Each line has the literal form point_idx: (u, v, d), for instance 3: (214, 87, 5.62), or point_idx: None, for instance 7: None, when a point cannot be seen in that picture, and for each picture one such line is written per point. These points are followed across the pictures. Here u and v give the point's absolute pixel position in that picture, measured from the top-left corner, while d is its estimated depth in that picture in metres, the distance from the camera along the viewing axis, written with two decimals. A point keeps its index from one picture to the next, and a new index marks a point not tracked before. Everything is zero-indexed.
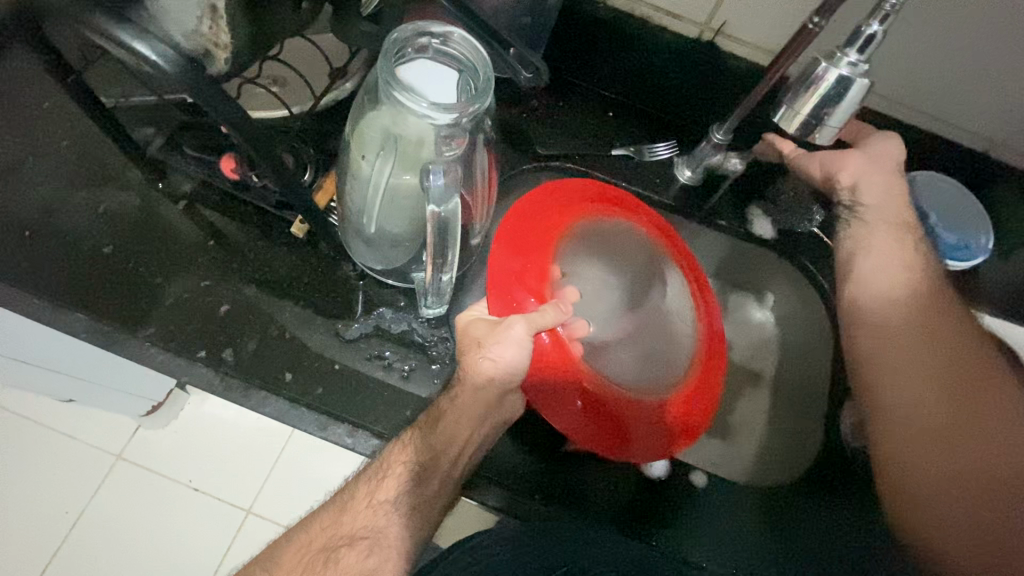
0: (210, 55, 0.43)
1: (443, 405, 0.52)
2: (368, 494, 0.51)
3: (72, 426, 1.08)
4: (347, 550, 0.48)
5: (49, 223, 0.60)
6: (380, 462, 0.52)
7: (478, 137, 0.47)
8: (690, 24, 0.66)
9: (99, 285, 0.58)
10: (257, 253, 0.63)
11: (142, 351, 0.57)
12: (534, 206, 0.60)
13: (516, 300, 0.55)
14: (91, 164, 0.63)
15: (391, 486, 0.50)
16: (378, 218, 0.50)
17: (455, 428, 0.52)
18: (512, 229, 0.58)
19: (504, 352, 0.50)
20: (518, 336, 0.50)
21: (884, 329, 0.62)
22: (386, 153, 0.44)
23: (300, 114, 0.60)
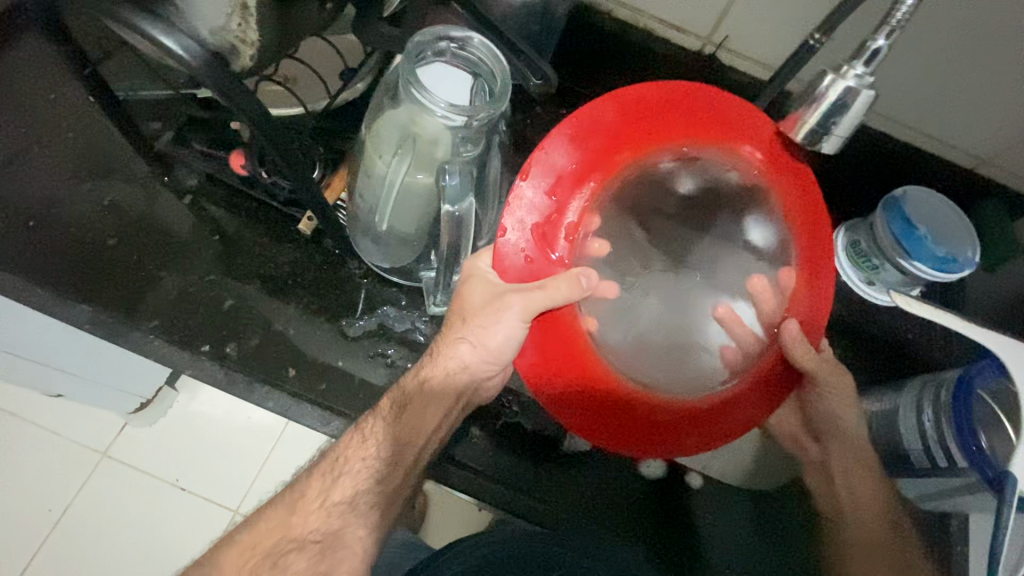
0: (236, 52, 0.44)
1: (409, 386, 0.52)
2: (322, 494, 0.51)
3: (58, 423, 1.07)
4: (297, 556, 0.49)
5: (52, 215, 0.60)
6: (336, 456, 0.51)
7: (493, 140, 0.48)
8: (693, 38, 0.68)
9: (102, 277, 0.58)
10: (263, 250, 0.63)
11: (145, 343, 0.57)
12: (592, 127, 0.53)
13: (523, 254, 0.53)
14: (96, 157, 0.63)
15: (347, 486, 0.50)
16: (389, 217, 0.51)
17: (420, 417, 0.52)
18: (555, 157, 0.53)
19: (489, 336, 0.50)
20: (513, 317, 0.49)
21: (838, 430, 0.60)
22: (402, 153, 0.45)
23: (314, 111, 0.60)
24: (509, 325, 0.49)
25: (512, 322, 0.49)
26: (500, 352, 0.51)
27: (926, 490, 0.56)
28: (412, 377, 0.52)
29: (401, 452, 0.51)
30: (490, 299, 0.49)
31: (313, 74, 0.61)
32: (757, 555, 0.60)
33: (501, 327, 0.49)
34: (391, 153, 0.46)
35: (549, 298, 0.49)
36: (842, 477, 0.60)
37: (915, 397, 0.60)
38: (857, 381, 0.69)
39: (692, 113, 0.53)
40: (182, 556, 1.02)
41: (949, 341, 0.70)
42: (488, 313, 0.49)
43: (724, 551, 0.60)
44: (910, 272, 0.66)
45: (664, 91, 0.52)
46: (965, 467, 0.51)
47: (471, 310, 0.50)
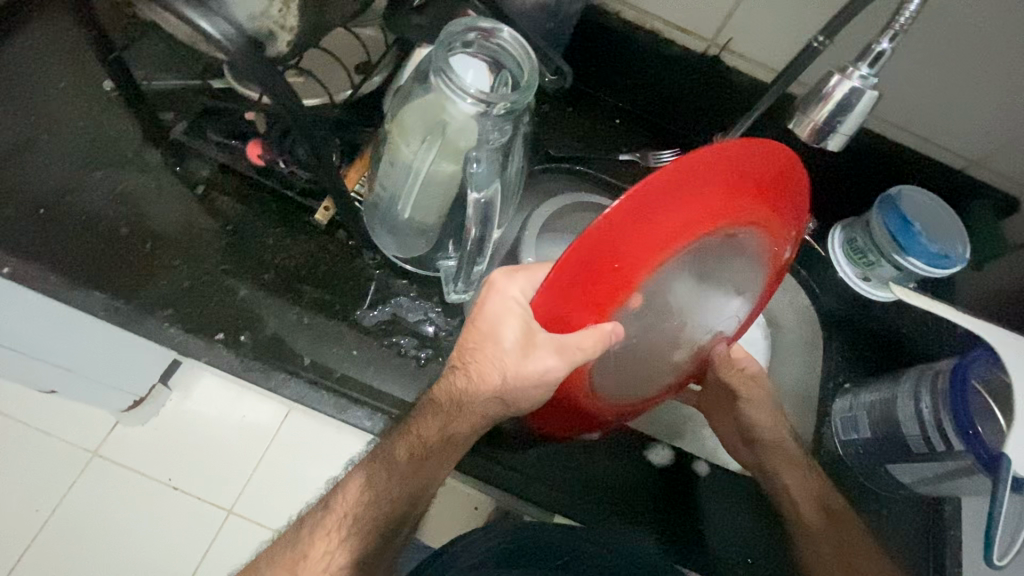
0: (271, 37, 0.43)
1: (431, 437, 0.49)
2: (335, 546, 0.48)
3: (46, 422, 1.05)
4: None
5: (64, 202, 0.60)
6: (342, 510, 0.50)
7: (517, 132, 0.49)
8: (698, 40, 0.70)
9: (116, 265, 0.58)
10: (275, 241, 0.64)
11: (160, 331, 0.57)
12: (678, 179, 0.38)
13: (564, 296, 0.41)
14: (109, 146, 0.63)
15: (362, 538, 0.49)
16: (411, 206, 0.52)
17: (437, 470, 0.50)
18: (632, 208, 0.37)
19: (520, 384, 0.46)
20: (549, 369, 0.43)
21: (776, 437, 0.64)
22: (430, 143, 0.46)
23: (340, 102, 0.61)
24: (543, 384, 0.45)
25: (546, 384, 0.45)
26: (517, 401, 0.48)
27: (923, 473, 0.59)
28: (437, 428, 0.49)
29: (413, 505, 0.51)
30: (524, 340, 0.44)
31: (336, 62, 0.63)
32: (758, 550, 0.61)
33: (531, 384, 0.45)
34: (418, 141, 0.47)
35: (584, 352, 0.42)
36: (786, 474, 0.62)
37: (913, 384, 0.60)
38: (857, 373, 0.71)
39: (759, 178, 0.42)
40: (178, 556, 1.02)
41: (940, 336, 0.73)
42: (522, 360, 0.44)
43: (730, 545, 0.60)
44: (903, 268, 0.69)
45: (750, 154, 0.40)
46: (966, 451, 0.54)
47: (503, 352, 0.45)
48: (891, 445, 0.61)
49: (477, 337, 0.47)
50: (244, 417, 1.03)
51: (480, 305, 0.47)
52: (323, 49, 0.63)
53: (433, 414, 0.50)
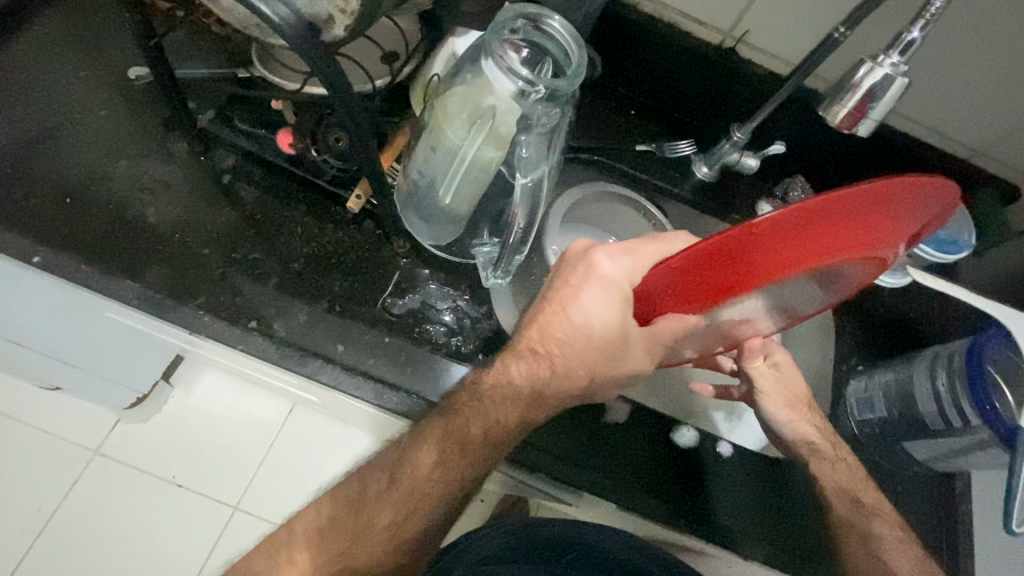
0: (330, 22, 0.42)
1: (509, 423, 0.50)
2: (391, 523, 0.51)
3: (48, 421, 1.04)
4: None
5: (89, 193, 0.59)
6: (411, 487, 0.51)
7: (563, 118, 0.50)
8: (714, 32, 0.71)
9: (146, 255, 0.58)
10: (304, 230, 0.64)
11: (195, 320, 0.57)
12: (840, 208, 0.35)
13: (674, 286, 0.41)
14: (131, 135, 0.63)
15: (418, 517, 0.51)
16: (452, 192, 0.53)
17: (503, 453, 0.52)
18: (783, 226, 0.35)
19: (607, 371, 0.48)
20: (636, 348, 0.46)
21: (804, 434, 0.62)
22: (474, 128, 0.47)
23: (381, 88, 0.60)
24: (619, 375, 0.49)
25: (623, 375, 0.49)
26: (599, 386, 0.50)
27: (939, 449, 0.61)
28: (514, 417, 0.50)
29: (472, 485, 0.52)
30: (615, 332, 0.45)
31: (369, 48, 0.62)
32: (794, 530, 0.62)
33: (618, 367, 0.47)
34: (464, 125, 0.47)
35: (665, 339, 0.44)
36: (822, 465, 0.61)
37: (928, 364, 0.63)
38: (870, 356, 0.73)
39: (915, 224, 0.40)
40: (185, 554, 1.00)
41: (947, 320, 0.75)
42: (612, 350, 0.46)
43: (761, 524, 0.62)
44: (914, 254, 0.72)
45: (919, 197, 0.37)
46: (984, 426, 0.56)
47: (595, 343, 0.46)
48: (908, 423, 0.63)
49: (563, 329, 0.47)
50: (246, 413, 1.07)
51: (568, 289, 0.47)
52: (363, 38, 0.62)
53: (513, 404, 0.50)
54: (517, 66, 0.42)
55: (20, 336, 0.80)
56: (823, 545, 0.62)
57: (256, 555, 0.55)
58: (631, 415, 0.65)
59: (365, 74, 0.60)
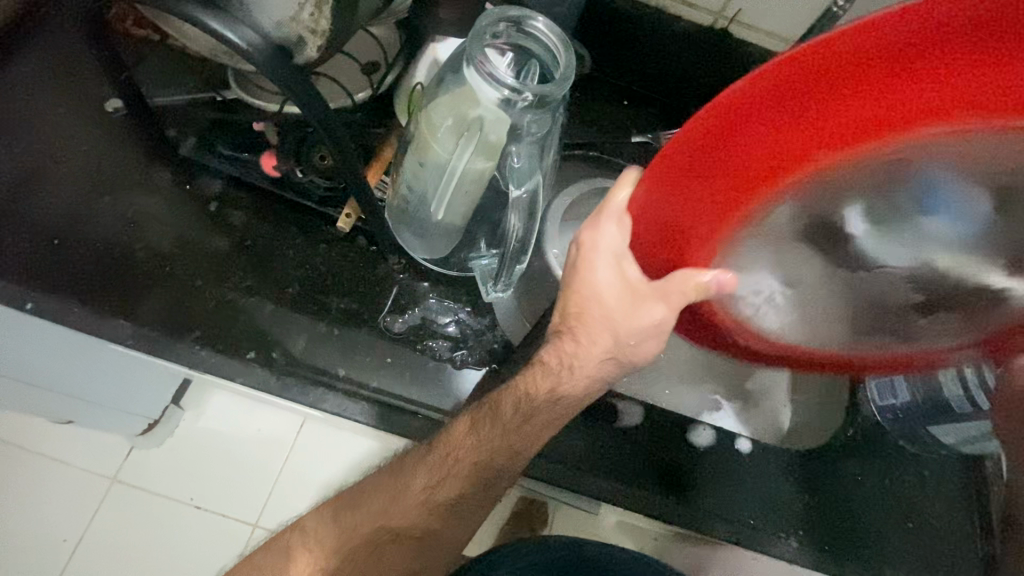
0: (301, 44, 0.40)
1: (539, 397, 0.46)
2: (426, 492, 0.49)
3: (60, 451, 0.98)
4: (392, 548, 0.50)
5: (75, 230, 0.58)
6: (447, 452, 0.49)
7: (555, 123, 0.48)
8: (705, 13, 0.69)
9: (137, 292, 0.57)
10: (296, 252, 0.62)
11: (192, 354, 0.56)
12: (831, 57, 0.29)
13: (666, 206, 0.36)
14: (113, 167, 0.61)
15: (450, 488, 0.49)
16: (443, 207, 0.51)
17: (539, 431, 0.47)
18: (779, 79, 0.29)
19: (633, 346, 0.42)
20: (655, 317, 0.39)
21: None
22: (464, 140, 0.45)
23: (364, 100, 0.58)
24: (654, 333, 0.41)
25: (657, 330, 0.40)
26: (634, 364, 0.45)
27: (965, 431, 0.60)
28: (545, 390, 0.45)
29: (509, 462, 0.48)
30: (626, 295, 0.40)
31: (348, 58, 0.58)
32: (820, 517, 0.61)
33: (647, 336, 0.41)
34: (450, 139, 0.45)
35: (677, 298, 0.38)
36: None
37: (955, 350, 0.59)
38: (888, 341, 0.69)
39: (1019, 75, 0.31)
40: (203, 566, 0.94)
41: None
42: (629, 316, 0.40)
43: (781, 514, 0.61)
44: None
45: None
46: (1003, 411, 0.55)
47: (609, 313, 0.41)
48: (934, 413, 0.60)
49: (578, 293, 0.42)
50: (258, 428, 0.97)
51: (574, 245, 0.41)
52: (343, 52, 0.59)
53: (543, 374, 0.45)
54: (502, 74, 0.40)
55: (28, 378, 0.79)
56: (852, 534, 0.60)
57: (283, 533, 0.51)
58: (645, 416, 0.63)
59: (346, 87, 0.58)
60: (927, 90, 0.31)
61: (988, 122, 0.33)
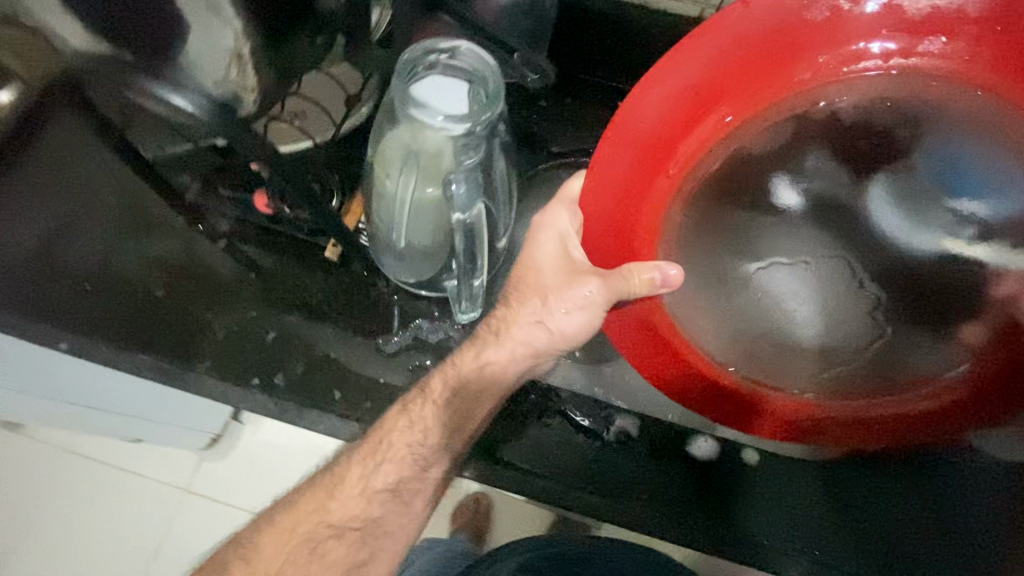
0: (238, 97, 0.48)
1: (466, 368, 0.46)
2: (363, 480, 0.47)
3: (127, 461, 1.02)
4: (335, 543, 0.47)
5: (105, 274, 0.65)
6: (377, 437, 0.47)
7: (494, 143, 0.51)
8: (690, 4, 0.66)
9: (156, 326, 0.63)
10: (296, 281, 0.67)
11: (202, 383, 0.61)
12: (694, 47, 0.46)
13: (608, 184, 0.48)
14: (137, 211, 0.67)
15: (389, 474, 0.47)
16: (407, 233, 0.52)
17: (474, 406, 0.47)
18: (668, 60, 0.45)
19: (568, 323, 0.45)
20: (592, 295, 0.45)
21: None
22: (407, 169, 0.47)
23: (323, 143, 0.63)
24: (590, 309, 0.45)
25: (591, 306, 0.45)
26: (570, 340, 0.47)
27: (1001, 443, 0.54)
28: (470, 360, 0.46)
29: (445, 440, 0.47)
30: (561, 264, 0.46)
31: (318, 106, 0.63)
32: (831, 536, 0.57)
33: (581, 315, 0.45)
34: (397, 170, 0.47)
35: (626, 280, 0.45)
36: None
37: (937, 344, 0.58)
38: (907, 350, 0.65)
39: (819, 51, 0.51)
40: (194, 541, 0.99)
41: None
42: (568, 283, 0.45)
43: (784, 534, 0.57)
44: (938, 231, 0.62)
45: (885, 45, 0.51)
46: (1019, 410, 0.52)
47: (545, 280, 0.46)
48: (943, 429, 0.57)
49: (520, 269, 0.47)
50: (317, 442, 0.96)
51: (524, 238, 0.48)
52: (304, 94, 0.63)
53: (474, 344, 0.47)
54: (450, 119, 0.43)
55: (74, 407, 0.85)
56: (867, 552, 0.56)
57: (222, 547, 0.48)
58: (641, 428, 0.62)
59: (309, 130, 0.63)
60: (749, 65, 0.50)
61: (806, 83, 0.52)
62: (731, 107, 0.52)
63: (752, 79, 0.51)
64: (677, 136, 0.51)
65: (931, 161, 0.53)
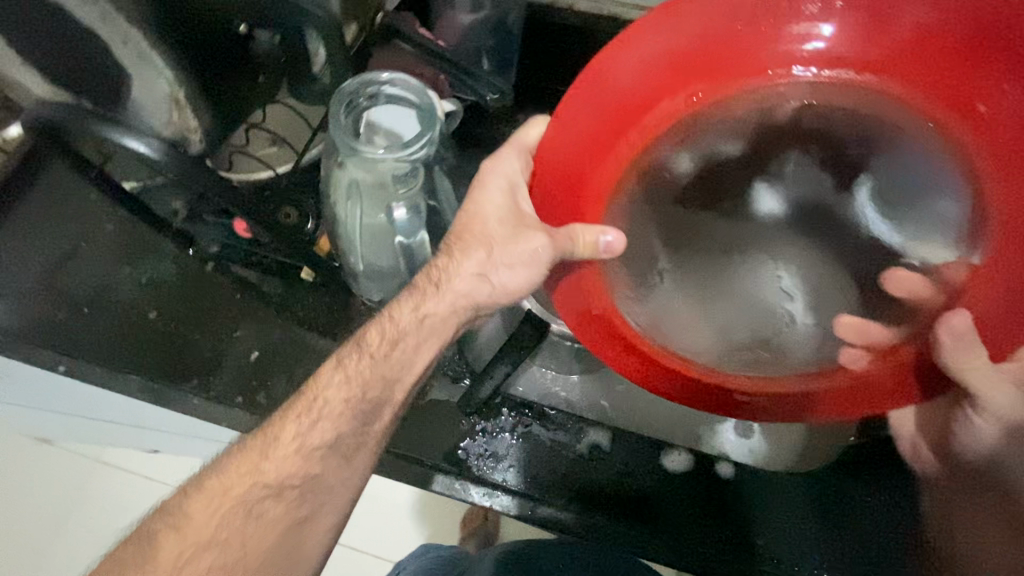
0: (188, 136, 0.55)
1: (405, 321, 0.47)
2: (299, 438, 0.44)
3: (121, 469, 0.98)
4: (274, 503, 0.43)
5: (103, 298, 0.68)
6: (313, 395, 0.45)
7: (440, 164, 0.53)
8: None
9: (147, 348, 0.66)
10: (280, 300, 0.69)
11: (188, 401, 0.65)
12: (680, 15, 0.48)
13: (571, 140, 0.49)
14: (133, 238, 0.71)
15: (327, 430, 0.44)
16: (364, 256, 0.54)
17: (414, 354, 0.47)
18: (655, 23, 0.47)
19: (509, 278, 0.47)
20: (537, 251, 0.46)
21: None
22: (351, 199, 0.50)
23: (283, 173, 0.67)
24: (533, 265, 0.46)
25: (536, 262, 0.46)
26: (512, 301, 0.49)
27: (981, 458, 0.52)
28: (410, 312, 0.47)
29: (385, 392, 0.46)
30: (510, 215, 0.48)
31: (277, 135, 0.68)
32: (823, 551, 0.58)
33: (526, 268, 0.47)
34: (344, 198, 0.50)
35: (572, 240, 0.47)
36: None
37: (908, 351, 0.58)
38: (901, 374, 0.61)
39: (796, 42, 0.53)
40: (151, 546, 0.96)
41: None
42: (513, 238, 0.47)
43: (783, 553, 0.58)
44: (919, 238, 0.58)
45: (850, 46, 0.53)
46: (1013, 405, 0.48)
47: (490, 231, 0.48)
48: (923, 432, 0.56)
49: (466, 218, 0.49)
50: None
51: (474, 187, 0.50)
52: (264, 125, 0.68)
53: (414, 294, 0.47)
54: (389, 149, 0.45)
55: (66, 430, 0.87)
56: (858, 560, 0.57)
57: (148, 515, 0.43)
58: (614, 441, 0.62)
59: (269, 161, 0.68)
60: (729, 44, 0.52)
61: (781, 66, 0.54)
62: (703, 86, 0.54)
63: (728, 60, 0.53)
64: (647, 104, 0.53)
65: (897, 164, 0.55)
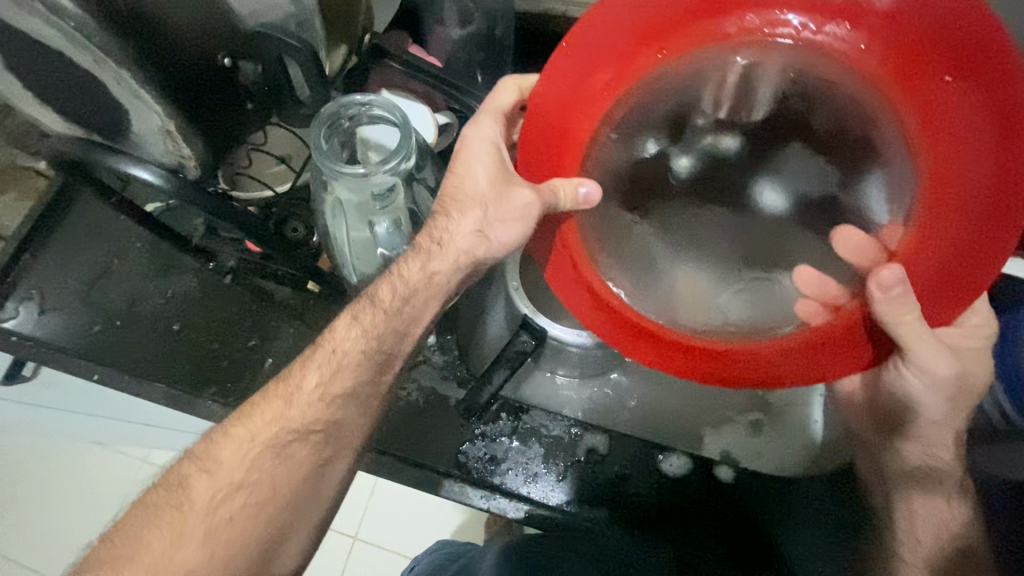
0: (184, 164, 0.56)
1: (412, 278, 0.48)
2: (321, 385, 0.47)
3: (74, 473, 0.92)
4: (299, 445, 0.46)
5: (132, 311, 0.73)
6: (331, 346, 0.48)
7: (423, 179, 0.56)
8: None
9: (172, 357, 0.71)
10: (291, 310, 0.73)
11: (206, 407, 0.69)
12: None
13: (562, 92, 0.49)
14: (160, 256, 0.76)
15: (345, 380, 0.47)
16: (356, 269, 0.57)
17: (422, 308, 0.49)
18: None
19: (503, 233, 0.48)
20: (521, 206, 0.47)
21: None
22: (335, 217, 0.53)
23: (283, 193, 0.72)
24: (524, 219, 0.47)
25: (526, 216, 0.47)
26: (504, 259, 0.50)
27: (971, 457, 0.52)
28: (417, 270, 0.48)
29: (397, 343, 0.49)
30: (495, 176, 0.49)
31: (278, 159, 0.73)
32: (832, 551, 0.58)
33: (516, 218, 0.47)
34: (331, 215, 0.53)
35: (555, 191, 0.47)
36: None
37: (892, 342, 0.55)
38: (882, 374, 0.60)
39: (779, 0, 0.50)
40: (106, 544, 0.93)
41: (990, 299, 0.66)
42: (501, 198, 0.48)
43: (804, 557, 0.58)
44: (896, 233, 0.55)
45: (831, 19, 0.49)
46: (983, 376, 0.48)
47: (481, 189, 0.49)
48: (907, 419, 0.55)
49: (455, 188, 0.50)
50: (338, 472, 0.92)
51: (460, 152, 0.51)
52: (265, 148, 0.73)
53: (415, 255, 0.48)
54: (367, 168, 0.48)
55: (94, 429, 0.91)
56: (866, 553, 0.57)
57: (179, 462, 0.46)
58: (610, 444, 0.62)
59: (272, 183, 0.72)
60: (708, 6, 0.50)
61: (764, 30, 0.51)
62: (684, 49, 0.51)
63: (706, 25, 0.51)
64: (639, 62, 0.51)
65: (883, 141, 0.50)
